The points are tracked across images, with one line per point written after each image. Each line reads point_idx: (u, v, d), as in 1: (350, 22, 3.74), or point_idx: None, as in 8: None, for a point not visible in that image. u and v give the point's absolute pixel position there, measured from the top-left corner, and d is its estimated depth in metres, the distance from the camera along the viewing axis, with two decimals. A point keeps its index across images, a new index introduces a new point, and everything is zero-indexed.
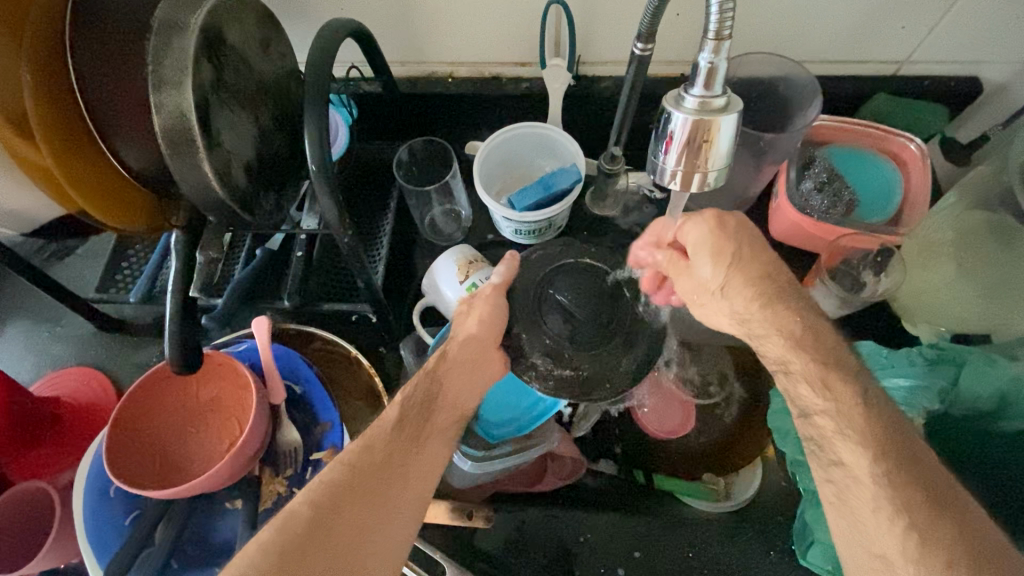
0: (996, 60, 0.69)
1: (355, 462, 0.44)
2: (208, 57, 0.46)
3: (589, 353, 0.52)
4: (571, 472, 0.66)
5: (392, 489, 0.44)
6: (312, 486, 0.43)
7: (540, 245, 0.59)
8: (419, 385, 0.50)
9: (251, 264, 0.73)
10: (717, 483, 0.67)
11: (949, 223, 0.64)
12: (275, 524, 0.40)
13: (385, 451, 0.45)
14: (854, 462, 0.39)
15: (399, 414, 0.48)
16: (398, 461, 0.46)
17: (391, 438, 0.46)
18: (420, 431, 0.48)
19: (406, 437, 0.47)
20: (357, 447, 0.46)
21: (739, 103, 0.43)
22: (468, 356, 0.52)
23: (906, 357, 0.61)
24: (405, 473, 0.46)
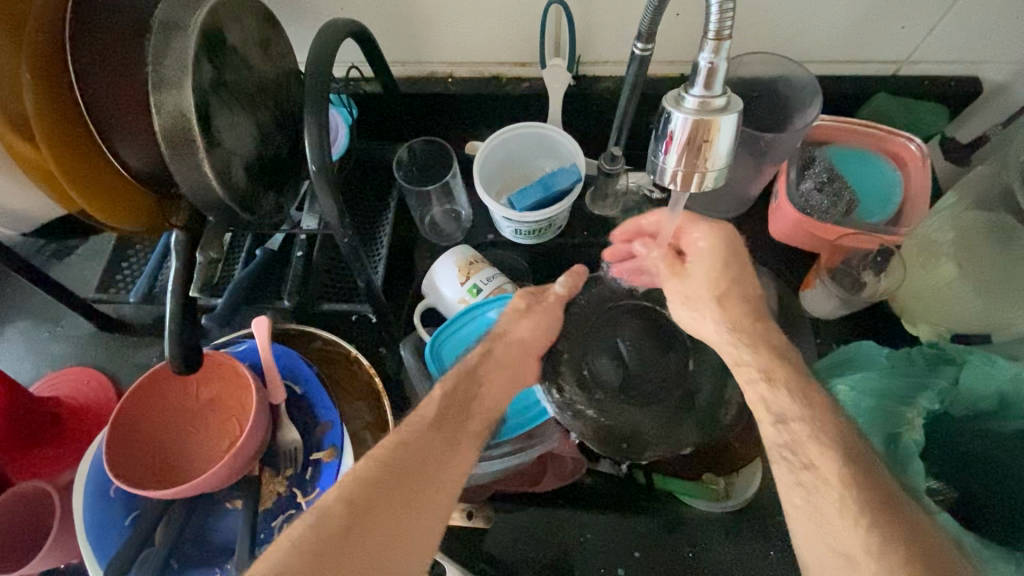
0: (995, 60, 0.69)
1: (391, 457, 0.44)
2: (208, 57, 0.46)
3: (625, 402, 0.58)
4: (570, 473, 0.67)
5: (429, 483, 0.44)
6: (346, 480, 0.43)
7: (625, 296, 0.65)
8: (456, 376, 0.50)
9: (251, 264, 0.73)
10: (718, 483, 0.66)
11: (949, 223, 0.63)
12: (308, 522, 0.40)
13: (422, 446, 0.45)
14: (824, 463, 0.41)
15: (437, 412, 0.48)
16: (437, 454, 0.46)
17: (429, 431, 0.46)
18: (458, 425, 0.48)
19: (444, 432, 0.47)
20: (394, 441, 0.45)
21: (740, 103, 0.43)
22: (513, 357, 0.53)
23: (905, 358, 0.58)
24: (443, 467, 0.45)
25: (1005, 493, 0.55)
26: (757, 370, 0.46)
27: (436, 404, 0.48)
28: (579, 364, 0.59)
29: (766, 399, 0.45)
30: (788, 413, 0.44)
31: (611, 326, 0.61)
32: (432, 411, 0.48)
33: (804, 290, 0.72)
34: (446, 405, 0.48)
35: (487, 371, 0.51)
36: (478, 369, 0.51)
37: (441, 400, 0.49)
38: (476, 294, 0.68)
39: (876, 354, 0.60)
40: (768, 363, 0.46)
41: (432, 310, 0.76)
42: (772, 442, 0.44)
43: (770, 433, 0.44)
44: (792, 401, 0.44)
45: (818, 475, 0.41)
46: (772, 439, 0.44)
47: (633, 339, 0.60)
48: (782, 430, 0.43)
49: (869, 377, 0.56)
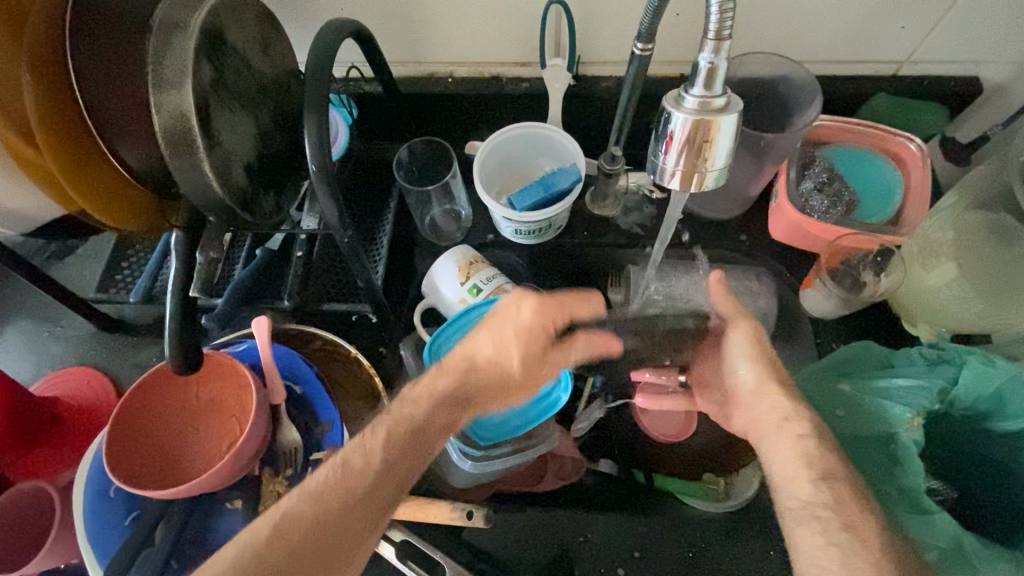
0: (995, 60, 0.69)
1: (291, 538, 0.42)
2: (208, 58, 0.46)
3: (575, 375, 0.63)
4: (570, 472, 0.68)
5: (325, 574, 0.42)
6: (241, 557, 0.41)
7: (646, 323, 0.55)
8: (401, 448, 0.47)
9: (251, 264, 0.73)
10: (717, 483, 0.67)
11: (949, 223, 0.63)
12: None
13: (331, 529, 0.43)
14: (859, 523, 0.44)
15: (372, 483, 0.45)
16: (341, 541, 0.43)
17: (339, 508, 0.44)
18: (384, 500, 0.46)
19: (360, 510, 0.44)
20: (303, 513, 0.43)
21: (739, 103, 0.43)
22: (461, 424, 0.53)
23: (905, 357, 0.58)
24: (348, 551, 0.43)
25: (1005, 491, 0.55)
26: (806, 428, 0.49)
27: (364, 474, 0.45)
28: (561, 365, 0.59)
29: (810, 457, 0.48)
30: (833, 473, 0.46)
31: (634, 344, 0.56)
32: (354, 484, 0.45)
33: (804, 289, 0.72)
34: (384, 479, 0.46)
35: (438, 436, 0.50)
36: (431, 432, 0.50)
37: (379, 473, 0.46)
38: (476, 294, 0.68)
39: (874, 355, 0.60)
40: (820, 430, 0.49)
41: (432, 309, 0.76)
42: (814, 502, 0.46)
43: (809, 492, 0.46)
44: (834, 463, 0.47)
45: (857, 536, 0.43)
46: (816, 498, 0.46)
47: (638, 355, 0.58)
48: (823, 488, 0.46)
49: (869, 381, 0.56)
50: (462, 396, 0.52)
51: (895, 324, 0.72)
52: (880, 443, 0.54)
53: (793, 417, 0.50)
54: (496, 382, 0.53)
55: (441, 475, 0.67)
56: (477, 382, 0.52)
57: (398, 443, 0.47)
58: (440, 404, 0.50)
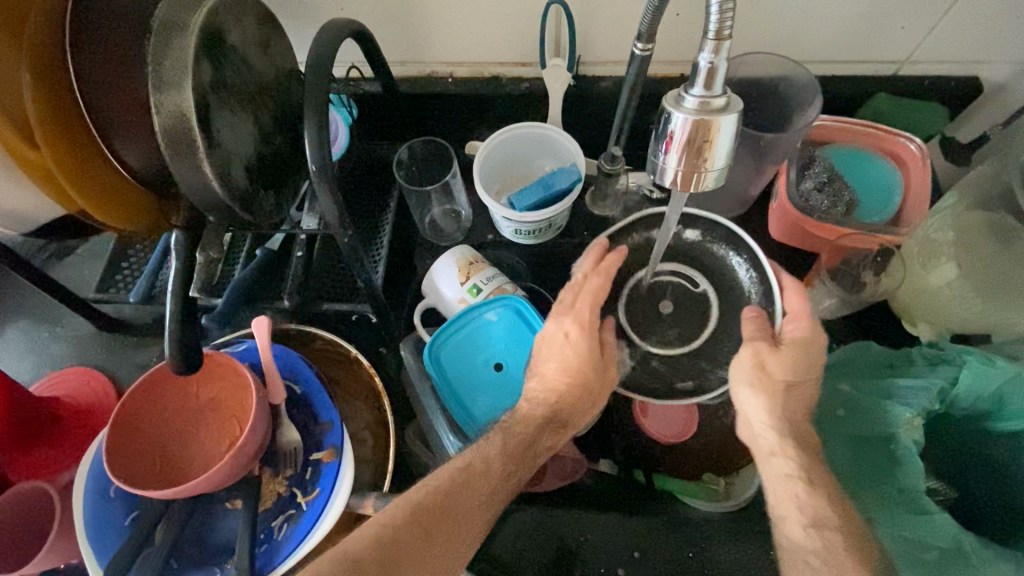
0: (995, 60, 0.69)
1: (421, 515, 0.47)
2: (208, 57, 0.46)
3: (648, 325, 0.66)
4: (571, 472, 0.68)
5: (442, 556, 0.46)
6: (381, 526, 0.45)
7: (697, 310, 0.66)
8: (513, 459, 0.53)
9: (251, 264, 0.73)
10: (717, 484, 0.68)
11: (949, 224, 0.63)
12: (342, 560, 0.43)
13: (451, 518, 0.48)
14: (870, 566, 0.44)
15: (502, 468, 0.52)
16: (456, 529, 0.48)
17: (460, 502, 0.49)
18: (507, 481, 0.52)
19: (473, 506, 0.49)
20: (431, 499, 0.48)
21: (739, 103, 0.43)
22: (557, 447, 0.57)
23: (905, 359, 0.58)
24: (458, 543, 0.48)
25: (1006, 492, 0.55)
26: (794, 468, 0.49)
27: (480, 470, 0.51)
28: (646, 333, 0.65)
29: (800, 501, 0.48)
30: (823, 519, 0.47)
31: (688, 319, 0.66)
32: (470, 479, 0.50)
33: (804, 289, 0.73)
34: (496, 485, 0.51)
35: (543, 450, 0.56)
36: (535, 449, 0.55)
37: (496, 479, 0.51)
38: (476, 294, 0.68)
39: (876, 355, 0.60)
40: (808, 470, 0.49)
41: (432, 309, 0.76)
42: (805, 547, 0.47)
43: (801, 536, 0.48)
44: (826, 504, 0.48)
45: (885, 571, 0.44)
46: (808, 546, 0.47)
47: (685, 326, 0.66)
48: (815, 536, 0.47)
49: (873, 385, 0.56)
50: (556, 416, 0.56)
51: (896, 324, 0.71)
52: (868, 447, 0.54)
53: (778, 452, 0.50)
54: (579, 399, 0.55)
55: None
56: (566, 403, 0.56)
57: (513, 453, 0.53)
58: (541, 425, 0.55)
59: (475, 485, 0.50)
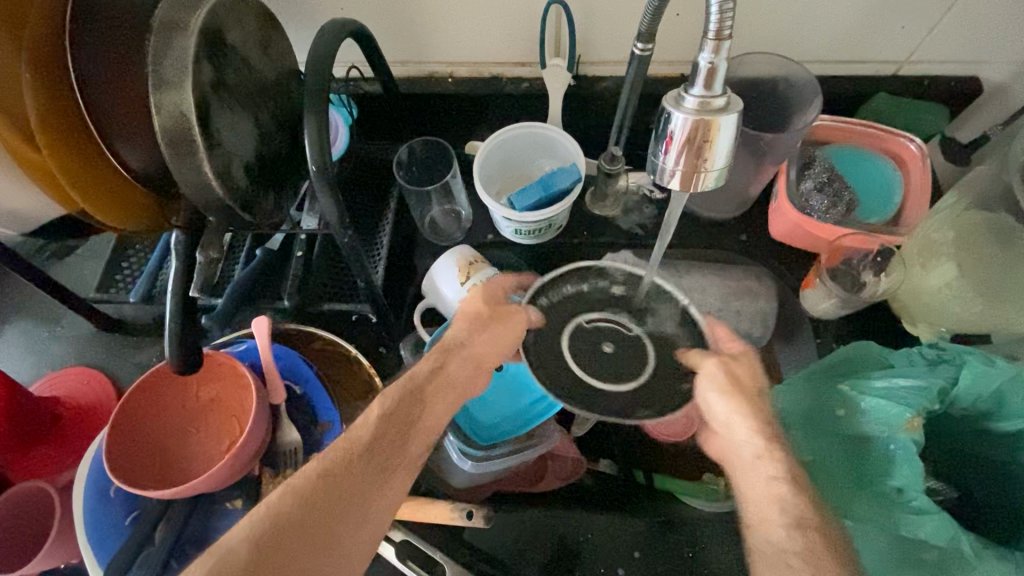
0: (995, 60, 0.69)
1: (303, 492, 0.42)
2: (208, 58, 0.46)
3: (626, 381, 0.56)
4: (570, 472, 0.67)
5: (335, 532, 0.42)
6: (257, 513, 0.41)
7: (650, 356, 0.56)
8: (392, 398, 0.50)
9: (251, 264, 0.73)
10: (719, 483, 0.66)
11: (949, 224, 0.63)
12: (213, 559, 0.38)
13: (336, 490, 0.43)
14: None
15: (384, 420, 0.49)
16: (349, 500, 0.44)
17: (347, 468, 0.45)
18: (394, 439, 0.48)
19: (364, 472, 0.45)
20: (312, 472, 0.44)
21: (739, 103, 0.43)
22: (454, 372, 0.54)
23: (905, 358, 0.58)
24: (349, 519, 0.43)
25: (1005, 490, 0.55)
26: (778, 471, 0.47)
27: (364, 432, 0.47)
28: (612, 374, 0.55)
29: (784, 502, 0.46)
30: (807, 520, 0.44)
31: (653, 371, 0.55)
32: (357, 444, 0.46)
33: (804, 289, 0.72)
34: (378, 432, 0.48)
35: (438, 385, 0.53)
36: (428, 382, 0.52)
37: (375, 426, 0.48)
38: None
39: (874, 355, 0.60)
40: (791, 472, 0.47)
41: (432, 309, 0.76)
42: (787, 548, 0.43)
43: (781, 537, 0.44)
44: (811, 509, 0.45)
45: None
46: (789, 545, 0.43)
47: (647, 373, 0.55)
48: (796, 537, 0.44)
49: (870, 380, 0.55)
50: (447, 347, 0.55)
51: (895, 324, 0.71)
52: (855, 445, 0.54)
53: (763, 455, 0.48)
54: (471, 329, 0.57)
55: (442, 475, 0.67)
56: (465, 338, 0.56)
57: (392, 394, 0.50)
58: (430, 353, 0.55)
59: (362, 447, 0.47)
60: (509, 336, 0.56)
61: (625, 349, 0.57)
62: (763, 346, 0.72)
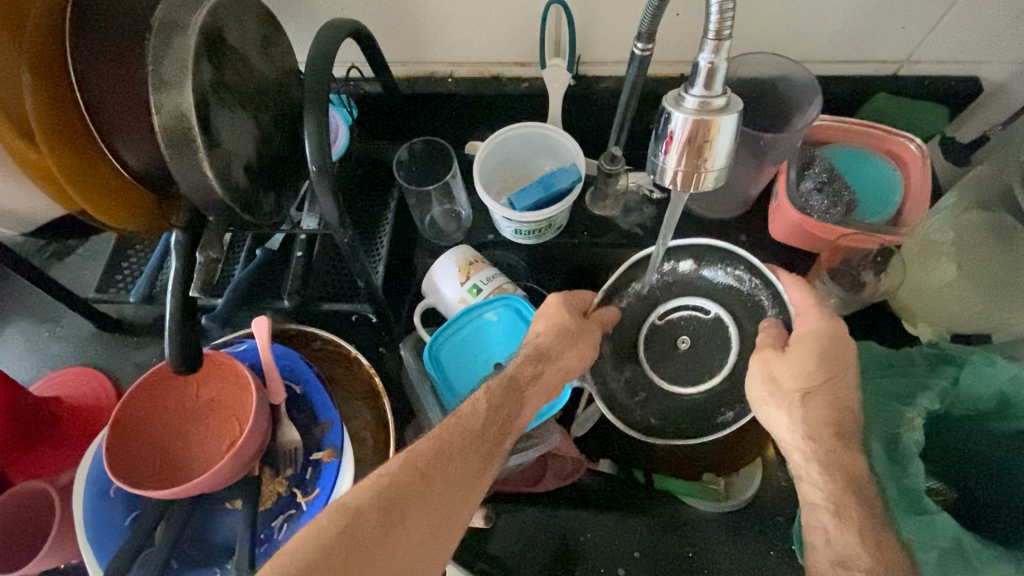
0: (995, 60, 0.69)
1: (424, 468, 0.46)
2: (208, 57, 0.46)
3: (693, 364, 0.66)
4: (570, 473, 0.68)
5: (447, 510, 0.46)
6: (383, 479, 0.45)
7: (718, 338, 0.66)
8: (497, 392, 0.52)
9: (251, 264, 0.74)
10: (718, 484, 0.68)
11: (949, 224, 0.63)
12: (345, 521, 0.42)
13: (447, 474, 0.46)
14: None
15: (489, 405, 0.51)
16: (461, 479, 0.47)
17: (458, 455, 0.48)
18: (495, 434, 0.50)
19: (474, 454, 0.49)
20: (429, 447, 0.47)
21: (740, 103, 0.43)
22: (547, 380, 0.55)
23: (907, 358, 0.59)
24: (456, 504, 0.46)
25: (1003, 490, 0.55)
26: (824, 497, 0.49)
27: (475, 418, 0.50)
28: (684, 357, 0.66)
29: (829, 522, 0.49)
30: (850, 560, 0.47)
31: (718, 350, 0.65)
32: (469, 428, 0.49)
33: None
34: (485, 422, 0.50)
35: (532, 389, 0.54)
36: (524, 386, 0.54)
37: (484, 417, 0.50)
38: (476, 294, 0.68)
39: (876, 355, 0.61)
40: (836, 500, 0.49)
41: (433, 309, 0.76)
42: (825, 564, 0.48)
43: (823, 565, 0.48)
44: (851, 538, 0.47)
45: None
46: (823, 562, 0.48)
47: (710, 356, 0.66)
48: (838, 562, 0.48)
49: (872, 382, 0.58)
50: (537, 354, 0.55)
51: (895, 324, 0.72)
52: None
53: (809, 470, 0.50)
54: (563, 341, 0.56)
55: None
56: (551, 349, 0.55)
57: (494, 391, 0.52)
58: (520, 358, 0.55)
59: (471, 436, 0.49)
60: (589, 348, 0.57)
61: (702, 339, 0.66)
62: None
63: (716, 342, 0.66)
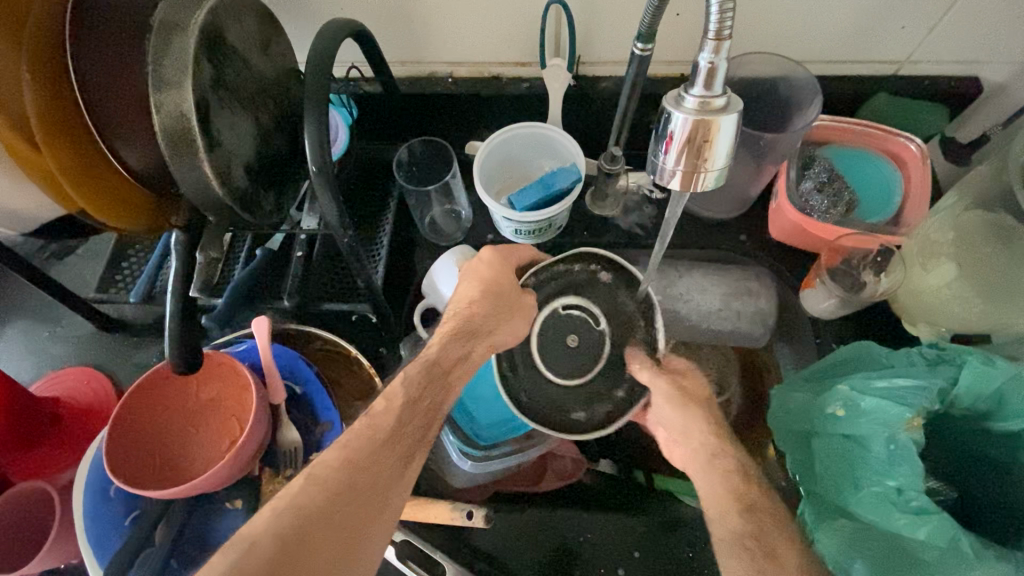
0: (996, 60, 0.69)
1: (331, 483, 0.42)
2: (208, 57, 0.46)
3: (570, 362, 0.60)
4: (571, 472, 0.67)
5: (360, 523, 0.42)
6: (280, 505, 0.40)
7: (598, 346, 0.60)
8: (416, 384, 0.50)
9: (251, 264, 0.73)
10: None
11: (949, 223, 0.63)
12: (233, 557, 0.37)
13: (363, 484, 0.44)
14: None
15: (407, 398, 0.49)
16: (378, 488, 0.44)
17: (375, 463, 0.45)
18: (411, 437, 0.48)
19: (393, 458, 0.46)
20: (341, 458, 0.44)
21: (739, 103, 0.43)
22: (476, 358, 0.56)
23: (905, 357, 0.58)
24: (373, 518, 0.43)
25: (1004, 490, 0.55)
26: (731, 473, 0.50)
27: (389, 419, 0.47)
28: (570, 355, 0.60)
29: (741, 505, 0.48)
30: None
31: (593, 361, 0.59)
32: (381, 431, 0.46)
33: (804, 289, 0.72)
34: (407, 415, 0.48)
35: (456, 371, 0.54)
36: (447, 370, 0.53)
37: (405, 409, 0.48)
38: None
39: (878, 355, 0.60)
40: None
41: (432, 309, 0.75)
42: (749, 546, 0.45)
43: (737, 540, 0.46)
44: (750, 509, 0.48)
45: None
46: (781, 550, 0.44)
47: (588, 361, 0.59)
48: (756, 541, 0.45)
49: (869, 380, 0.55)
50: (469, 328, 0.55)
51: (895, 324, 0.71)
52: (852, 446, 0.54)
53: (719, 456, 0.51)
54: (495, 309, 0.56)
55: (442, 475, 0.68)
56: (481, 319, 0.55)
57: (414, 380, 0.50)
58: (449, 340, 0.54)
59: (387, 441, 0.46)
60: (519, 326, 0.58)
61: (588, 345, 0.60)
62: (762, 347, 0.73)
63: (595, 349, 0.60)
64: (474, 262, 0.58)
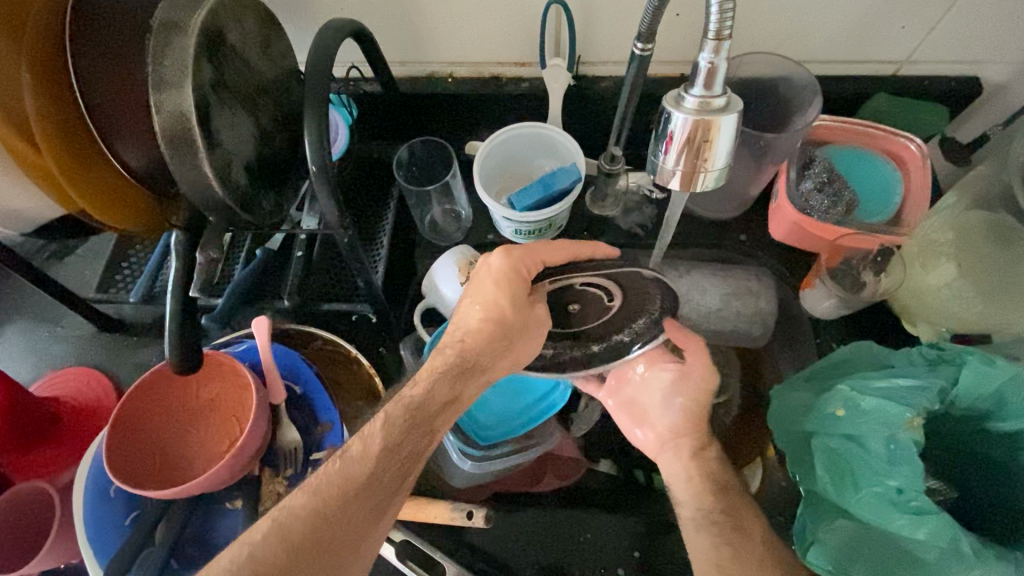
0: (995, 60, 0.69)
1: (292, 536, 0.42)
2: (208, 57, 0.46)
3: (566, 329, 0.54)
4: (570, 473, 0.68)
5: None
6: (239, 558, 0.42)
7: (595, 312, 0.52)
8: (397, 430, 0.47)
9: (251, 264, 0.73)
10: None
11: (949, 223, 0.63)
12: None
13: (330, 535, 0.43)
14: None
15: (385, 444, 0.47)
16: (346, 538, 0.44)
17: (345, 511, 0.44)
18: (393, 480, 0.47)
19: (366, 506, 0.45)
20: (307, 508, 0.44)
21: (739, 103, 0.43)
22: (466, 396, 0.52)
23: (906, 357, 0.59)
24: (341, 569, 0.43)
25: (1003, 490, 0.55)
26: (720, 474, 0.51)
27: (362, 467, 0.46)
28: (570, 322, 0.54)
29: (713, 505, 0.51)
30: None
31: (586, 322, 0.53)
32: (353, 477, 0.45)
33: (804, 289, 0.73)
34: (383, 464, 0.46)
35: (441, 416, 0.50)
36: (434, 417, 0.50)
37: (381, 458, 0.46)
38: None
39: (876, 355, 0.61)
40: None
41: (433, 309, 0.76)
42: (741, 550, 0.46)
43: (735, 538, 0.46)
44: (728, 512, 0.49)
45: None
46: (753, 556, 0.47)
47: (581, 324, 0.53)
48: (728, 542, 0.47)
49: (869, 380, 0.55)
50: (467, 364, 0.52)
51: (895, 324, 0.71)
52: (852, 447, 0.54)
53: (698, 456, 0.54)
54: (493, 346, 0.52)
55: (443, 475, 0.68)
56: (479, 354, 0.52)
57: (396, 426, 0.47)
58: (438, 377, 0.51)
59: (361, 487, 0.45)
60: (523, 351, 0.54)
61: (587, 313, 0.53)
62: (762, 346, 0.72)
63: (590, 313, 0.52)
64: (484, 272, 0.54)
